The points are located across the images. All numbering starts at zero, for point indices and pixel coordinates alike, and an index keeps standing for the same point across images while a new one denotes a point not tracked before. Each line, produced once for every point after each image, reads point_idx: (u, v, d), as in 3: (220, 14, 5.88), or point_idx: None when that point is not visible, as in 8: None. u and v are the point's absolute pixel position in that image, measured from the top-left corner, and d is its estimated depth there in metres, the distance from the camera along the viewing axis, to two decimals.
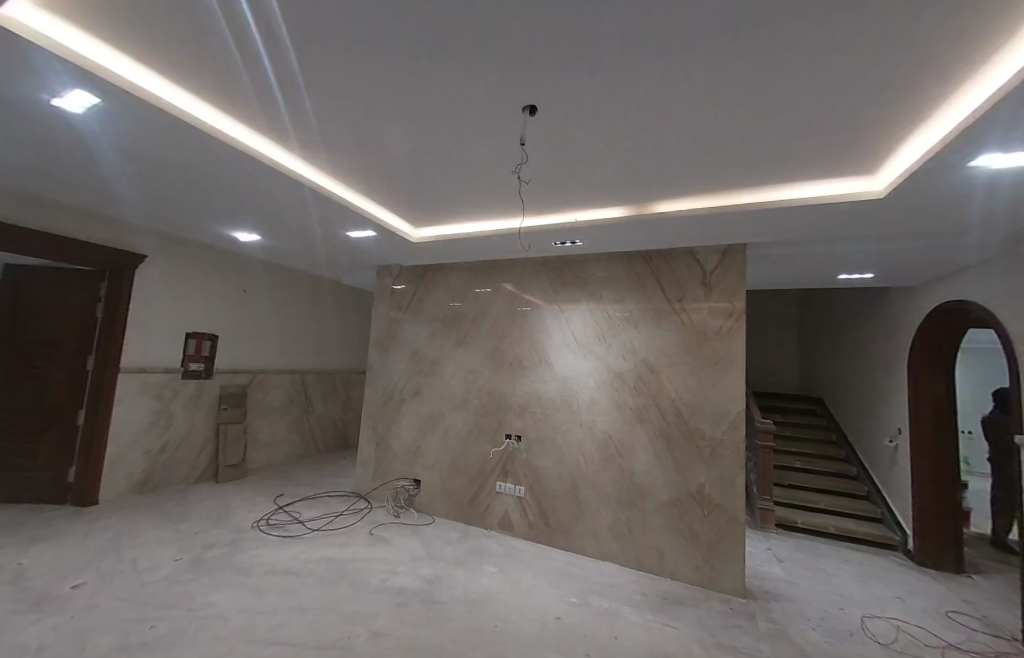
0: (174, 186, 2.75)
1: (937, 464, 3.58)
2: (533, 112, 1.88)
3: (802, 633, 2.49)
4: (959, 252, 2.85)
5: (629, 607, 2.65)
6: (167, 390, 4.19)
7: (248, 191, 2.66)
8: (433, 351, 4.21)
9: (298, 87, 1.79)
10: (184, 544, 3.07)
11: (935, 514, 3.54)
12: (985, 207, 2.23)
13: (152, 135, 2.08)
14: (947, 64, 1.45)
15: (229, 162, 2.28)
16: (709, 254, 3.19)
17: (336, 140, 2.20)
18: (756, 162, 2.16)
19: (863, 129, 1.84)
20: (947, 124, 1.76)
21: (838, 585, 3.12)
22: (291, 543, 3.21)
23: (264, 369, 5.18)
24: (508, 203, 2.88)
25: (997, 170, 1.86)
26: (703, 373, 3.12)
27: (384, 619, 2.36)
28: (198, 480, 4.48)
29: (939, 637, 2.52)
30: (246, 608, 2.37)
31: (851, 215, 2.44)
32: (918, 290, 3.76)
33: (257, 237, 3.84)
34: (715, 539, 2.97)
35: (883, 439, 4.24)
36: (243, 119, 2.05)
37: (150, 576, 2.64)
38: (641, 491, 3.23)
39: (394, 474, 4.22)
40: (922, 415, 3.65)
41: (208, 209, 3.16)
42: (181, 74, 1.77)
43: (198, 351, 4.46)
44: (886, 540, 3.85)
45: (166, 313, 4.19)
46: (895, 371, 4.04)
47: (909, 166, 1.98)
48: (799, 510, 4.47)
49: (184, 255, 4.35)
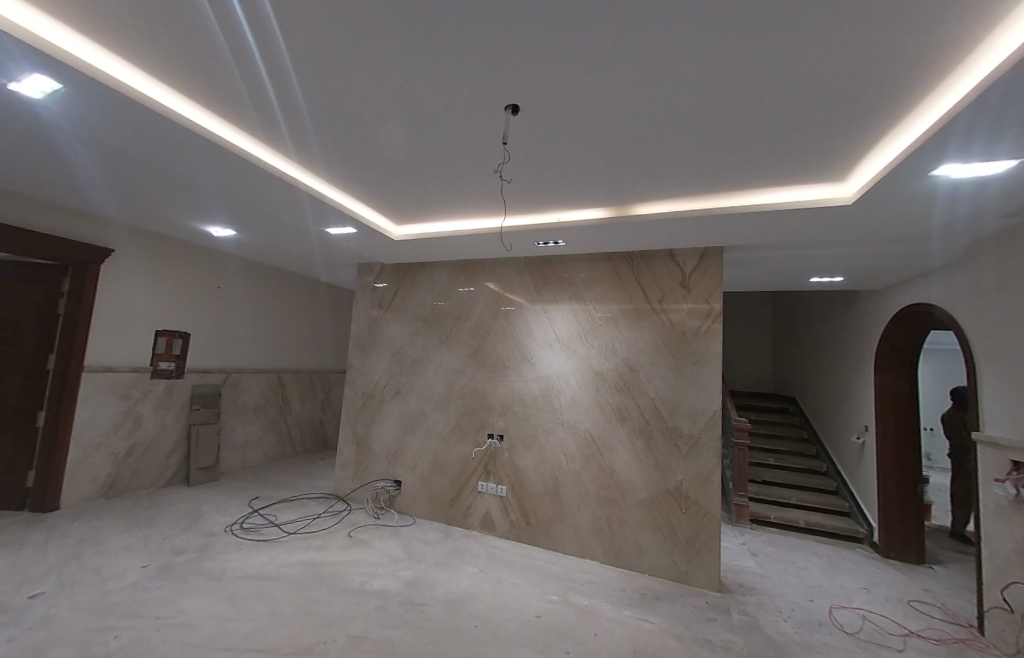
0: (142, 178, 2.64)
1: (900, 460, 3.75)
2: (515, 111, 1.87)
3: (775, 624, 2.57)
4: (923, 256, 2.99)
5: (608, 603, 2.69)
6: (135, 390, 4.01)
7: (223, 185, 2.58)
8: (415, 350, 4.17)
9: (274, 78, 1.74)
10: (152, 551, 2.94)
11: (898, 507, 3.71)
12: (947, 214, 2.35)
13: (119, 125, 1.98)
14: (916, 73, 1.51)
15: (200, 154, 2.19)
16: (688, 256, 3.26)
17: (316, 136, 2.15)
18: (735, 166, 2.22)
19: (836, 135, 1.90)
20: (911, 134, 1.85)
21: (809, 578, 3.23)
22: (266, 547, 3.13)
23: (239, 368, 5.03)
24: (490, 202, 2.88)
25: (955, 180, 1.97)
26: (681, 373, 3.19)
27: (362, 623, 2.32)
28: (168, 483, 4.32)
29: (901, 626, 2.63)
30: (218, 615, 2.29)
31: (822, 221, 2.55)
32: (885, 293, 3.92)
33: (231, 232, 3.73)
34: (692, 534, 3.04)
35: (851, 435, 4.41)
36: (216, 109, 1.97)
37: (114, 584, 2.52)
38: (621, 489, 3.27)
39: (374, 475, 4.16)
40: (888, 413, 3.82)
41: (179, 202, 3.04)
42: (150, 59, 1.69)
43: (168, 350, 4.30)
44: (852, 532, 4.01)
45: (133, 309, 4.02)
46: (863, 370, 4.21)
47: (875, 175, 2.08)
48: (772, 505, 4.60)
49: (154, 250, 4.17)
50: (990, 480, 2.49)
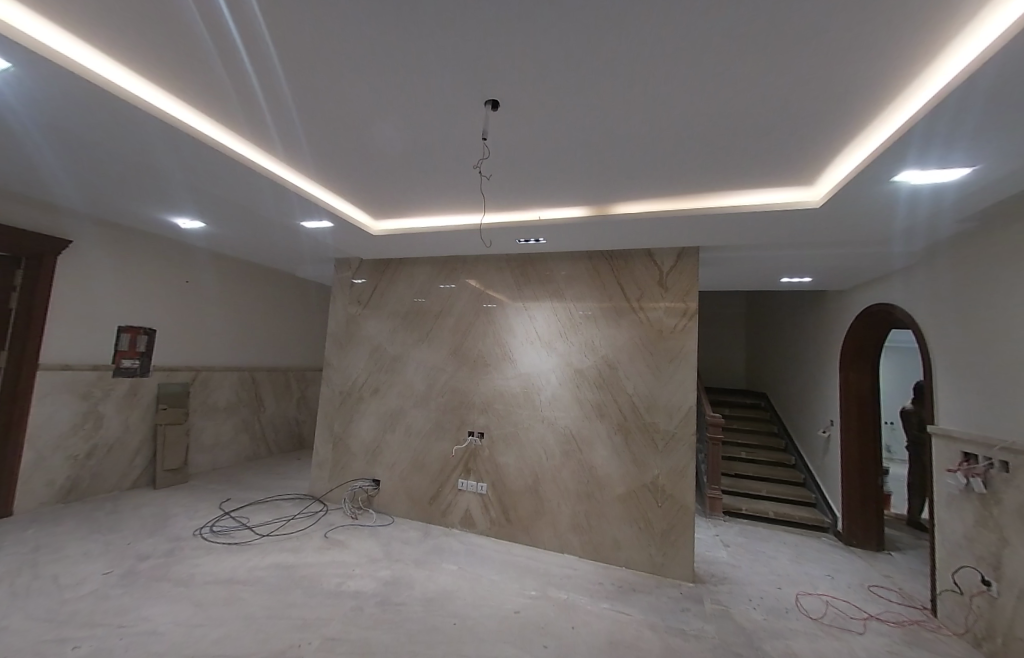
0: (102, 165, 2.49)
1: (862, 452, 3.94)
2: (495, 107, 1.84)
3: (745, 612, 2.66)
4: (886, 257, 3.14)
5: (586, 597, 2.73)
6: (96, 390, 3.81)
7: (190, 174, 2.46)
8: (394, 347, 4.11)
9: (244, 64, 1.66)
10: (114, 557, 2.80)
11: (860, 498, 3.91)
12: (908, 219, 2.48)
13: (74, 107, 1.86)
14: (882, 79, 1.56)
15: (163, 140, 2.08)
16: (666, 255, 3.33)
17: (290, 128, 2.08)
18: (712, 168, 2.27)
19: (807, 141, 1.98)
20: (874, 142, 1.93)
21: (777, 566, 3.36)
22: (238, 550, 3.03)
23: (209, 367, 4.84)
24: (471, 199, 2.85)
25: (915, 186, 2.08)
26: (658, 370, 3.25)
27: (338, 624, 2.28)
28: (133, 486, 4.12)
29: (862, 610, 2.77)
30: (185, 622, 2.21)
31: (794, 223, 2.63)
32: (851, 293, 4.09)
33: (200, 225, 3.58)
34: (668, 527, 3.11)
35: (817, 429, 4.60)
36: (180, 93, 1.87)
37: (73, 593, 2.40)
38: (599, 483, 3.32)
39: (352, 475, 4.09)
40: (851, 407, 4.01)
41: (144, 192, 2.89)
42: (106, 36, 1.58)
43: (132, 346, 4.10)
44: (817, 522, 4.20)
45: (93, 304, 3.81)
46: (829, 367, 4.39)
47: (842, 179, 2.16)
48: (744, 497, 4.76)
49: (116, 241, 3.96)
50: (944, 470, 2.65)
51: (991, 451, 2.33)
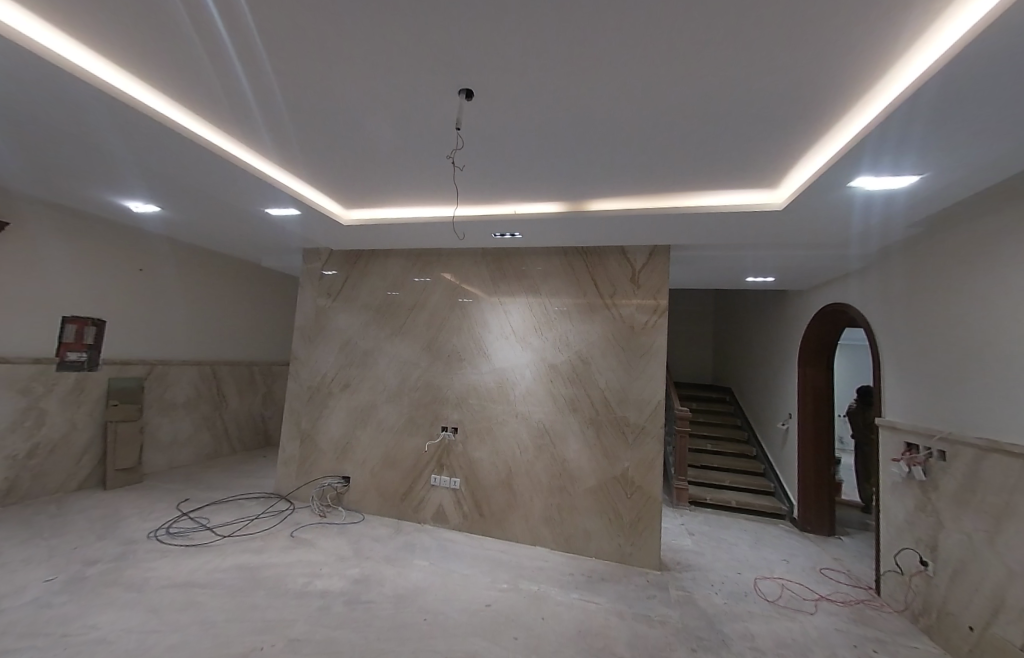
0: (41, 142, 2.28)
1: (817, 443, 4.17)
2: (469, 96, 1.79)
3: (707, 597, 2.78)
4: (843, 259, 3.32)
5: (557, 587, 2.78)
6: (37, 385, 3.53)
7: (142, 154, 2.28)
8: (366, 340, 4.01)
9: (197, 38, 1.55)
10: (57, 563, 2.62)
11: (814, 487, 4.14)
12: (862, 223, 2.63)
13: (6, 75, 1.68)
14: (840, 87, 1.64)
15: (109, 115, 1.91)
16: (638, 253, 3.40)
17: (254, 110, 1.97)
18: (685, 168, 2.32)
19: (775, 146, 2.06)
20: (834, 148, 2.03)
21: (739, 553, 3.52)
22: (197, 552, 2.90)
23: (166, 360, 4.57)
24: (445, 191, 2.80)
25: (870, 192, 2.20)
26: (629, 364, 3.32)
27: (304, 624, 2.23)
28: (81, 487, 3.85)
29: (814, 591, 2.95)
30: (137, 628, 2.10)
31: (759, 224, 2.74)
32: (809, 293, 4.30)
33: (155, 209, 3.35)
34: (637, 518, 3.20)
35: (777, 422, 4.83)
36: (128, 66, 1.72)
37: (10, 602, 2.23)
38: (572, 477, 3.37)
39: (320, 472, 3.97)
40: (808, 401, 4.23)
41: (91, 172, 2.67)
42: None
43: (78, 339, 3.83)
44: (775, 510, 4.43)
45: (32, 292, 3.51)
46: (789, 363, 4.61)
47: (803, 183, 2.26)
48: (709, 488, 4.94)
49: (59, 223, 3.66)
50: (890, 459, 2.85)
51: (931, 440, 2.51)
